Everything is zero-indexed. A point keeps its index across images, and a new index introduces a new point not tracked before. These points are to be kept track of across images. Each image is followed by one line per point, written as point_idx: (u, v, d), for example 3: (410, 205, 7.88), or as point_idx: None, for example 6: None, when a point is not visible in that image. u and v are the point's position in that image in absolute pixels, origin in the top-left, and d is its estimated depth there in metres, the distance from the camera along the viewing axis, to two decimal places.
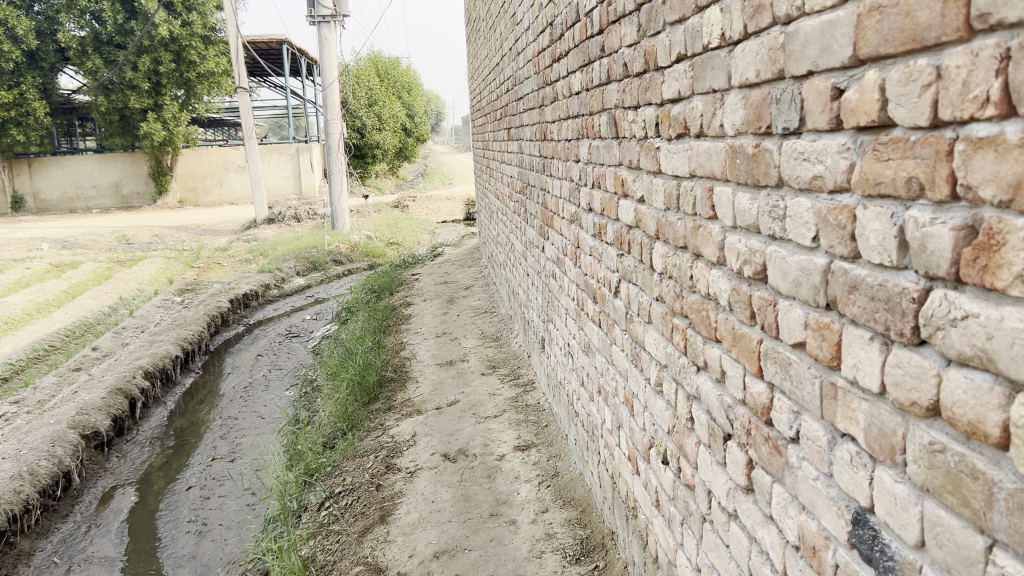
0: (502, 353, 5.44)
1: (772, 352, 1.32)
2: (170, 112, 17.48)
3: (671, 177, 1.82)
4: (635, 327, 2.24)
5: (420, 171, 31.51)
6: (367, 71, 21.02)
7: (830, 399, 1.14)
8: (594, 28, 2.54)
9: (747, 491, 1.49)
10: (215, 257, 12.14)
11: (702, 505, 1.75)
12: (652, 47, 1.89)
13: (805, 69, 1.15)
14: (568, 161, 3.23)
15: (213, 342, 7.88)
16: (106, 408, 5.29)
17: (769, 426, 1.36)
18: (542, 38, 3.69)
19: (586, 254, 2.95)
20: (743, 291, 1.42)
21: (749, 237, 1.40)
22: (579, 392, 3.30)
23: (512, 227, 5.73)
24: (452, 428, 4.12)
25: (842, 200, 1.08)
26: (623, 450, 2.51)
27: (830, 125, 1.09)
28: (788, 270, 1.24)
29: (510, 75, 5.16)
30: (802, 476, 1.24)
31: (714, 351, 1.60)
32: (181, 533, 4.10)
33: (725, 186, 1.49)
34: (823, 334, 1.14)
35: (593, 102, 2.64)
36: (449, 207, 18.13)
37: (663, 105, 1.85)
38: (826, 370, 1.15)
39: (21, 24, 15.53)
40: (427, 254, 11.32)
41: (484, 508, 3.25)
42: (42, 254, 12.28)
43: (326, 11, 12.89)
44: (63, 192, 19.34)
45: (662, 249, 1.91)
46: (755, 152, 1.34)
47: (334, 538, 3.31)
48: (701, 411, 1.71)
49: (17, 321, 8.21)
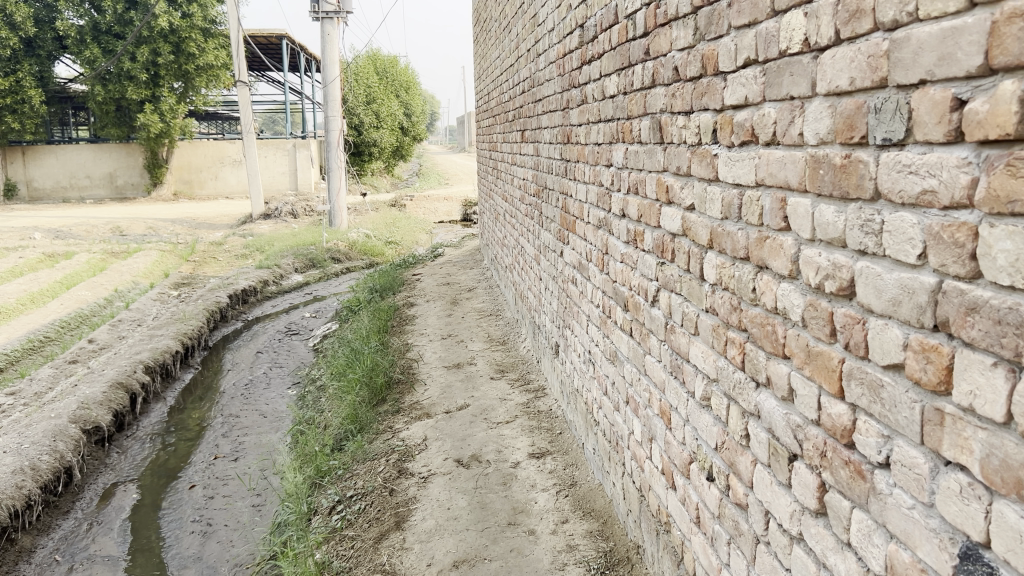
0: (511, 357, 5.38)
1: (859, 373, 1.26)
2: (168, 104, 17.31)
3: (731, 185, 1.77)
4: (678, 337, 2.18)
5: (415, 171, 31.42)
6: (367, 69, 20.91)
7: (935, 425, 1.08)
8: (637, 30, 2.49)
9: (817, 515, 1.43)
10: (210, 252, 12.05)
11: (758, 526, 1.69)
12: (713, 52, 1.83)
13: (916, 78, 1.09)
14: (596, 164, 3.18)
15: (212, 338, 7.78)
16: (106, 402, 5.21)
17: (849, 449, 1.31)
18: (568, 39, 3.64)
19: (616, 260, 2.90)
20: (823, 307, 1.37)
21: (833, 251, 1.35)
22: (600, 400, 3.25)
23: (522, 230, 5.66)
24: (463, 433, 4.05)
25: (959, 216, 1.03)
26: (656, 462, 2.46)
27: (947, 136, 1.04)
28: (884, 287, 1.19)
29: (527, 77, 5.10)
30: (892, 503, 1.18)
31: (781, 368, 1.54)
32: (185, 534, 4.01)
33: (802, 197, 1.44)
34: (928, 357, 1.08)
35: (632, 106, 2.59)
36: (445, 207, 17.99)
37: (723, 111, 1.80)
38: (930, 394, 1.09)
39: (19, 11, 15.50)
40: (427, 254, 11.22)
41: (501, 517, 3.18)
42: (34, 243, 12.16)
43: (330, 7, 12.81)
44: (56, 181, 19.20)
45: (717, 259, 1.86)
46: (844, 163, 1.29)
47: (348, 543, 3.24)
48: (760, 430, 1.66)
49: (11, 310, 8.11)
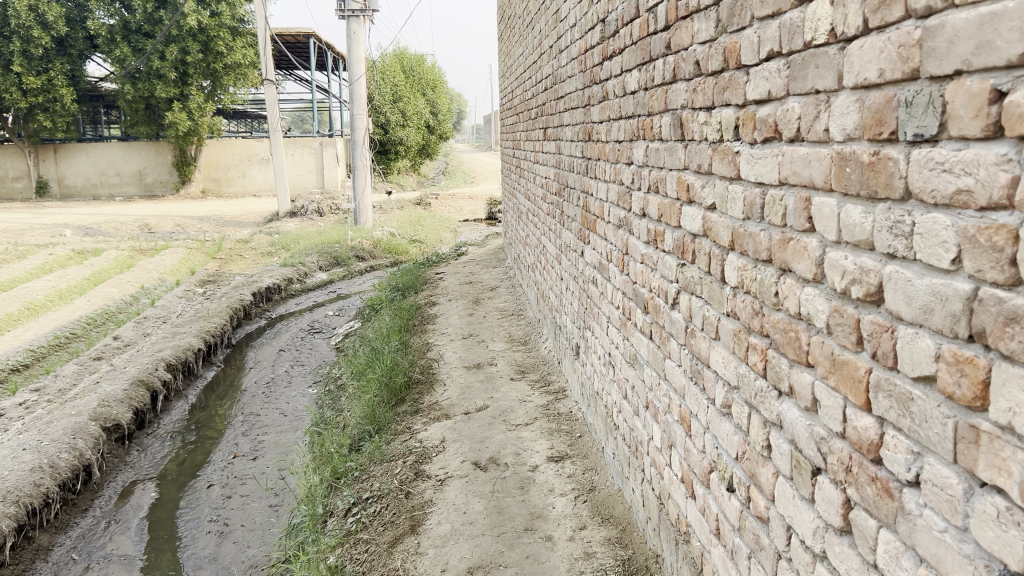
0: (532, 357, 5.31)
1: (888, 385, 1.18)
2: (196, 102, 17.42)
3: (753, 184, 1.69)
4: (698, 343, 2.10)
5: (441, 170, 31.40)
6: (393, 67, 20.90)
7: (969, 443, 1.00)
8: (658, 24, 2.41)
9: (842, 532, 1.36)
10: (236, 250, 12.11)
11: (780, 541, 1.61)
12: (735, 44, 1.76)
13: (952, 68, 1.01)
14: (617, 162, 3.10)
15: (235, 336, 7.79)
16: (127, 400, 5.21)
17: (876, 466, 1.23)
18: (590, 35, 3.57)
19: (636, 261, 2.82)
20: (849, 313, 1.29)
21: (860, 254, 1.27)
22: (620, 404, 3.18)
23: (544, 229, 5.58)
24: (482, 435, 3.99)
25: (998, 218, 0.95)
26: (675, 470, 2.38)
27: (985, 132, 0.96)
28: (914, 293, 1.11)
29: (550, 73, 5.02)
30: (922, 525, 1.11)
31: (805, 377, 1.46)
32: (202, 533, 3.99)
33: (828, 196, 1.36)
34: (962, 369, 1.01)
35: (653, 101, 2.51)
36: (470, 206, 17.93)
37: (746, 107, 1.72)
38: (964, 410, 1.01)
39: (51, 11, 15.68)
40: (451, 253, 11.16)
41: (518, 522, 3.12)
42: (65, 240, 12.28)
43: (356, 6, 12.81)
44: (87, 179, 19.49)
45: (739, 261, 1.78)
46: (872, 161, 1.21)
47: (362, 547, 3.19)
48: (782, 440, 1.58)
49: (39, 307, 8.18)
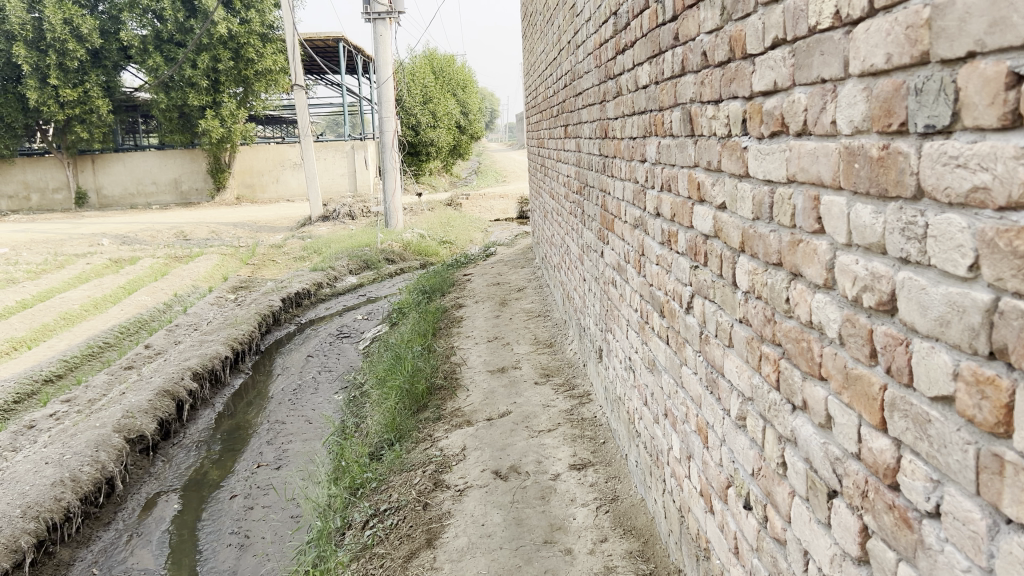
0: (556, 360, 5.19)
1: (903, 404, 1.06)
2: (228, 110, 17.54)
3: (762, 182, 1.58)
4: (712, 350, 1.99)
5: (474, 169, 31.41)
6: (423, 68, 20.84)
7: (992, 474, 0.89)
8: (666, 13, 2.29)
9: (860, 562, 1.24)
10: (270, 255, 12.14)
11: (797, 566, 1.50)
12: (740, 33, 1.64)
13: (964, 50, 0.90)
14: (632, 160, 2.98)
15: (264, 342, 7.77)
16: (151, 410, 5.20)
17: (893, 491, 1.11)
18: (604, 28, 3.46)
19: (651, 262, 2.71)
20: (861, 323, 1.18)
21: (871, 258, 1.15)
22: (641, 411, 3.06)
23: (567, 228, 5.45)
24: (503, 442, 3.90)
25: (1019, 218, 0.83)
26: (694, 483, 2.27)
27: (1000, 122, 0.85)
28: (929, 303, 0.99)
29: (570, 69, 4.88)
30: (942, 561, 0.99)
31: (818, 392, 1.35)
32: (222, 546, 3.96)
33: (836, 195, 1.25)
34: (983, 391, 0.89)
35: (663, 96, 2.39)
36: (502, 206, 17.83)
37: (753, 99, 1.61)
38: (986, 437, 0.89)
39: (85, 23, 15.85)
40: (481, 253, 11.06)
41: (537, 535, 3.02)
42: (103, 249, 12.41)
43: (382, 8, 12.71)
44: (124, 188, 19.80)
45: (749, 264, 1.66)
46: (881, 155, 1.09)
47: (377, 562, 3.12)
48: (797, 458, 1.47)
49: (75, 316, 8.23)
